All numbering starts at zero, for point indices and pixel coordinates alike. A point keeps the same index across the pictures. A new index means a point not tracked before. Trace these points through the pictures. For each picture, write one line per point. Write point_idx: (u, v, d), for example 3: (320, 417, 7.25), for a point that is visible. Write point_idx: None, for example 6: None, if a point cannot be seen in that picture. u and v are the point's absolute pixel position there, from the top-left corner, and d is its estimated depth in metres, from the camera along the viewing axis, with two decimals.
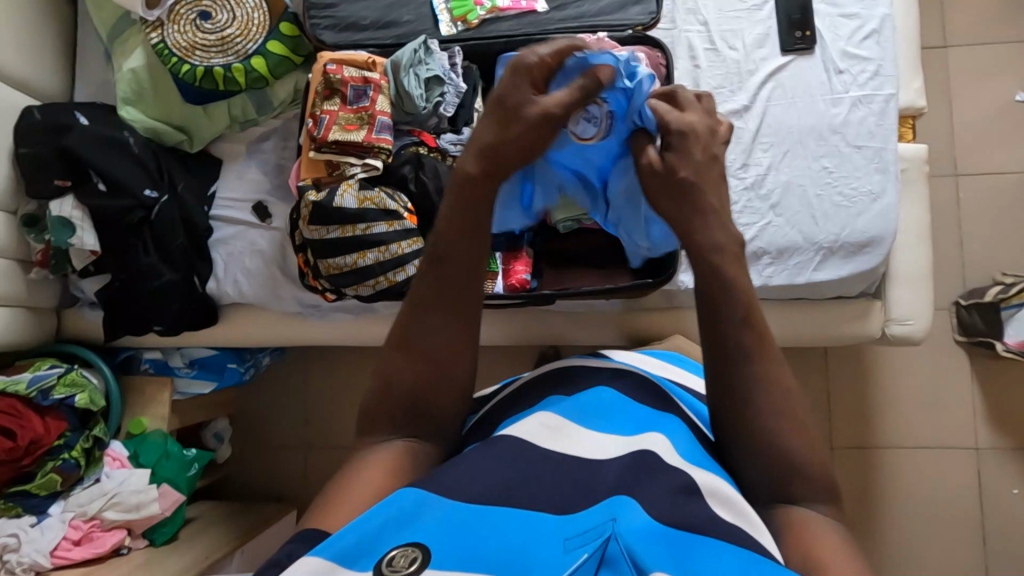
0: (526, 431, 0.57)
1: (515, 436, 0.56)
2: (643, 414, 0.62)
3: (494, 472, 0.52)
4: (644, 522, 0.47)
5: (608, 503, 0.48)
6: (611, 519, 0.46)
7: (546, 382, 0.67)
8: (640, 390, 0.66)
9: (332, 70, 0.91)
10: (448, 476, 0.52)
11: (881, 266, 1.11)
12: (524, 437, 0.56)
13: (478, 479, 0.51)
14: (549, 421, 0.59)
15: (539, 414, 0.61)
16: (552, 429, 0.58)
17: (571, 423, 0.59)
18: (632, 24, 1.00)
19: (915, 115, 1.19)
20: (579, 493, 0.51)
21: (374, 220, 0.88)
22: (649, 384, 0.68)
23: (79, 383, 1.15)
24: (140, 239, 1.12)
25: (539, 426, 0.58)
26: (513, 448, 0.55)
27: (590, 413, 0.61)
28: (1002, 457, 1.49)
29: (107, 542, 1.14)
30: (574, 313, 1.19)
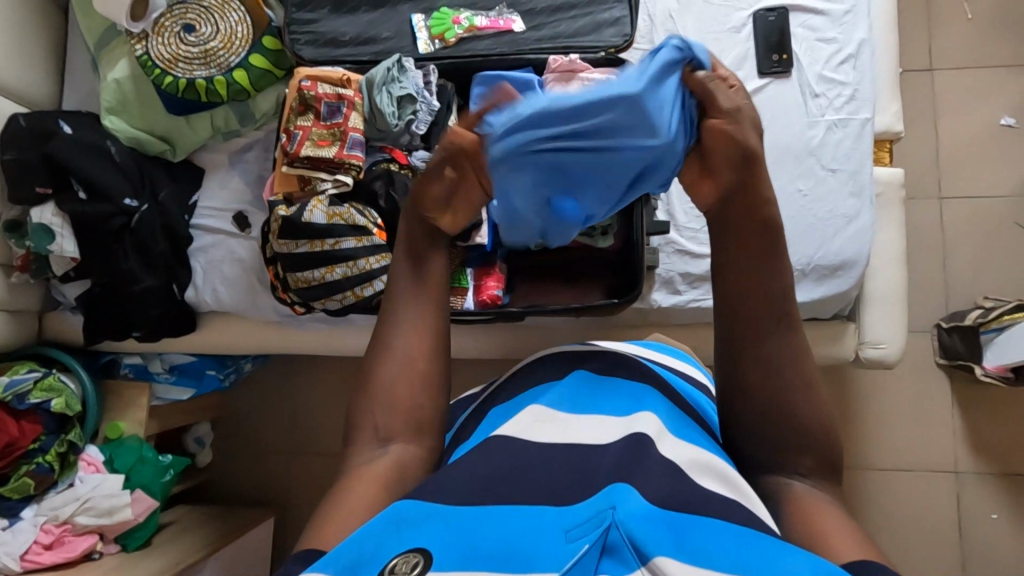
0: (514, 426, 0.62)
1: (503, 433, 0.61)
2: (635, 395, 0.67)
3: (488, 464, 0.56)
4: (642, 506, 0.50)
5: (607, 491, 0.52)
6: (610, 508, 0.49)
7: (527, 379, 0.71)
8: (634, 373, 0.70)
9: (306, 86, 0.92)
10: (444, 476, 0.56)
11: (853, 290, 1.11)
12: (510, 433, 0.60)
13: (476, 468, 0.56)
14: (538, 414, 0.63)
15: (529, 407, 0.65)
16: (541, 423, 0.62)
17: (559, 412, 0.63)
18: (605, 46, 1.01)
19: (892, 139, 1.19)
20: (578, 482, 0.54)
21: (342, 235, 0.89)
22: (639, 367, 0.71)
23: (56, 388, 1.16)
24: (122, 245, 1.13)
25: (531, 422, 0.62)
26: (499, 444, 0.59)
27: (581, 401, 0.65)
28: (982, 482, 1.49)
29: (78, 546, 1.16)
30: (549, 328, 1.19)
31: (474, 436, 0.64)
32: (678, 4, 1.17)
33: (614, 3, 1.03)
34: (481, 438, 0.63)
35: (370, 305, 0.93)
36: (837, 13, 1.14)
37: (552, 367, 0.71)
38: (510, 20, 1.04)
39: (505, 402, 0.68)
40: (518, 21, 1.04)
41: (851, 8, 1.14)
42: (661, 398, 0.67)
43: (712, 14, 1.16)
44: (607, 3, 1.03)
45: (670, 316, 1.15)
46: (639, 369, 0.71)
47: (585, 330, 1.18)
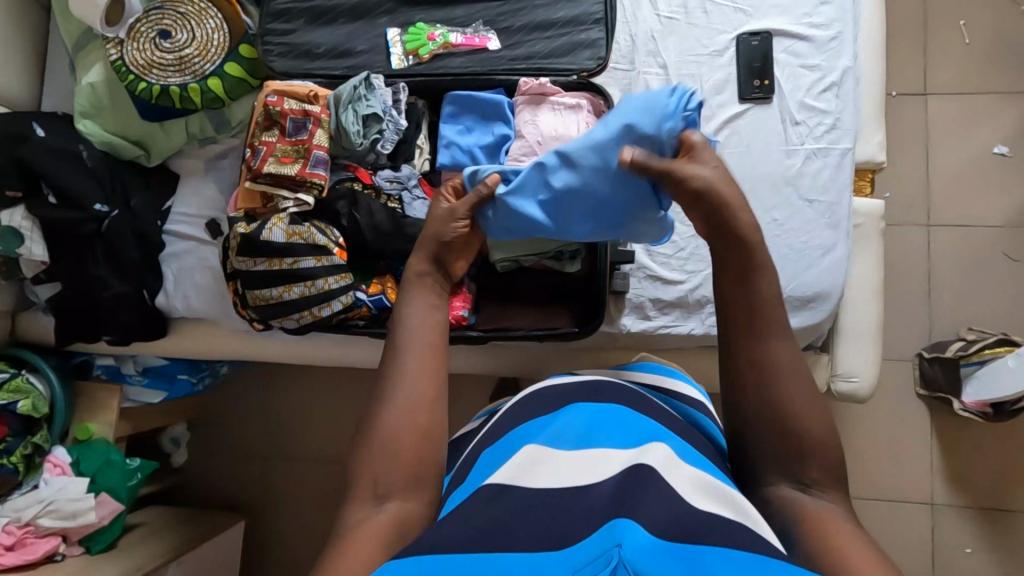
0: (508, 472, 0.62)
1: (495, 481, 0.61)
2: (634, 424, 0.68)
3: (482, 514, 0.57)
4: (647, 539, 0.51)
5: (612, 527, 0.52)
6: (616, 545, 0.49)
7: (507, 423, 0.72)
8: (630, 401, 0.73)
9: (272, 102, 0.92)
10: (432, 533, 0.56)
11: (825, 323, 1.09)
12: (504, 481, 0.61)
13: (467, 525, 0.56)
14: (532, 454, 0.64)
15: (523, 448, 0.65)
16: (533, 461, 0.63)
17: (552, 449, 0.64)
18: (577, 68, 1.00)
19: (874, 170, 1.18)
20: (579, 520, 0.55)
21: (301, 254, 0.88)
22: (630, 394, 0.74)
23: (23, 390, 1.17)
24: (91, 250, 1.13)
25: (520, 463, 0.63)
26: (496, 494, 0.59)
27: (578, 432, 0.67)
28: (957, 514, 1.47)
29: (39, 549, 1.17)
30: (519, 349, 1.18)
31: (466, 485, 0.64)
32: (661, 25, 1.15)
33: (591, 25, 1.02)
34: (473, 486, 0.63)
35: (329, 324, 0.93)
36: (821, 39, 1.12)
37: (543, 405, 0.73)
38: (486, 37, 1.03)
39: (495, 444, 0.69)
40: (494, 40, 1.02)
41: (836, 35, 1.12)
42: (664, 427, 0.69)
43: (694, 37, 1.14)
44: (584, 24, 1.02)
45: (642, 341, 1.13)
46: (632, 398, 0.73)
47: (557, 351, 1.17)
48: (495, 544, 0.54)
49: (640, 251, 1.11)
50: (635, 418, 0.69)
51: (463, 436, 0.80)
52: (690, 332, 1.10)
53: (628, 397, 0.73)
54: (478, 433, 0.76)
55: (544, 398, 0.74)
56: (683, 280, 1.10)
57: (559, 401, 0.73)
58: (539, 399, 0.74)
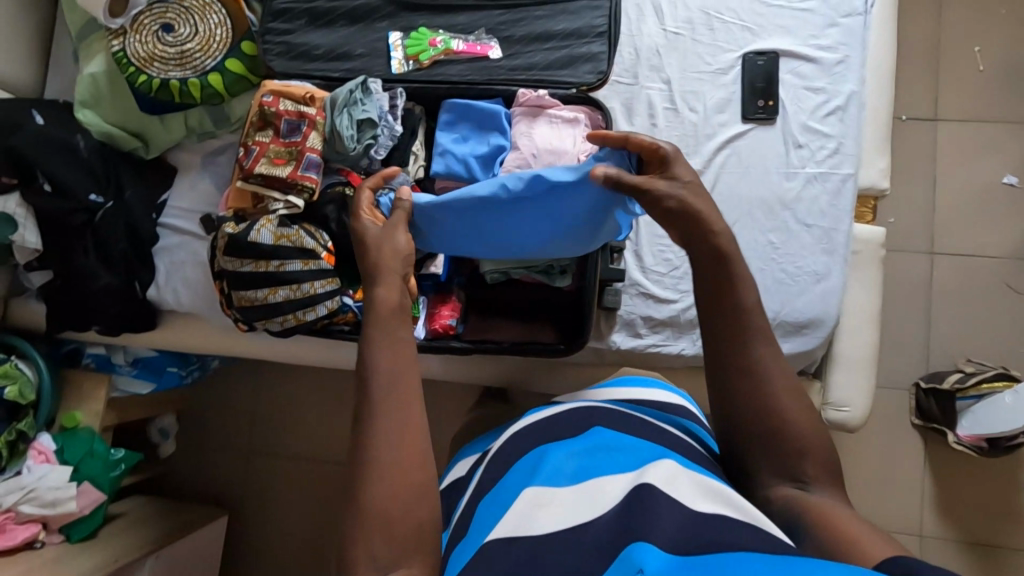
0: (510, 525, 0.61)
1: (497, 536, 0.60)
2: (629, 448, 0.68)
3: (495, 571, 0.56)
4: (665, 557, 0.52)
5: (629, 553, 0.53)
6: (638, 571, 0.50)
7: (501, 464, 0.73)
8: (617, 426, 0.73)
9: (267, 102, 0.91)
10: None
11: (819, 349, 1.08)
12: (508, 533, 0.60)
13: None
14: (533, 499, 0.63)
15: (523, 493, 0.65)
16: (541, 503, 0.63)
17: (553, 488, 0.64)
18: (577, 82, 0.99)
19: (877, 197, 1.16)
20: (593, 553, 0.55)
21: (287, 257, 0.88)
22: (615, 416, 0.75)
23: (11, 375, 1.18)
24: (83, 240, 1.13)
25: (530, 507, 0.62)
26: (501, 547, 0.58)
27: (574, 468, 0.67)
28: (948, 549, 1.44)
29: (18, 535, 1.16)
30: (505, 361, 1.18)
31: (468, 543, 0.63)
32: (666, 39, 1.14)
33: (593, 38, 1.01)
34: (476, 545, 0.62)
35: (313, 328, 0.92)
36: (828, 62, 1.11)
37: (529, 447, 0.73)
38: (487, 46, 1.02)
39: (492, 491, 0.69)
40: (495, 48, 1.02)
41: (842, 59, 1.11)
42: (656, 444, 0.69)
43: (698, 54, 1.13)
44: (587, 36, 1.01)
45: (630, 358, 1.12)
46: (618, 420, 0.74)
47: (544, 363, 1.16)
48: None
49: (633, 267, 1.10)
50: (620, 442, 0.70)
51: (461, 480, 0.80)
52: (680, 351, 1.09)
53: (609, 422, 0.74)
54: (475, 477, 0.76)
55: (528, 435, 0.75)
56: (674, 300, 1.08)
57: (540, 441, 0.73)
58: (522, 440, 0.75)
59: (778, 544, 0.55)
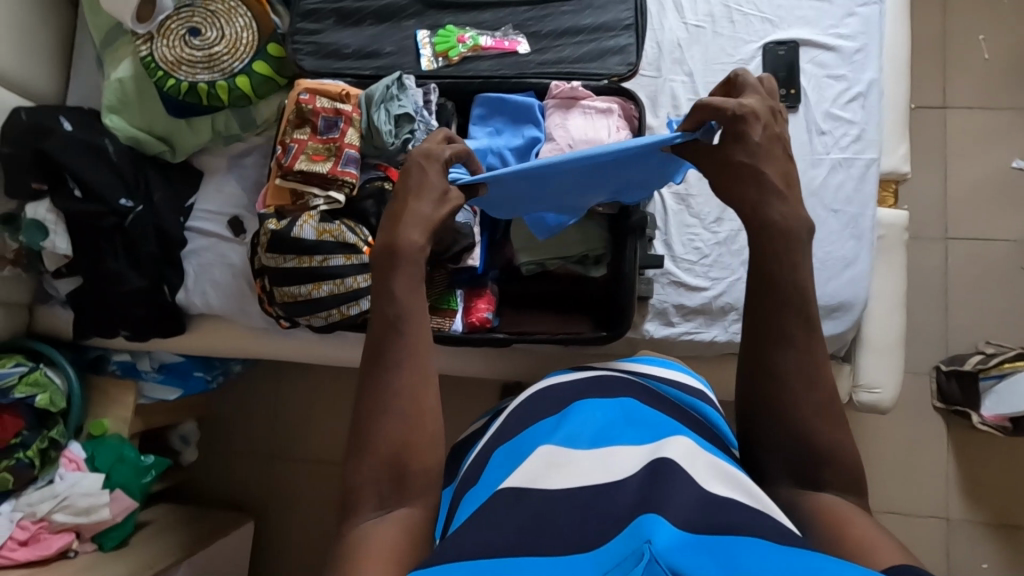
0: (523, 475, 0.61)
1: (509, 486, 0.60)
2: (648, 421, 0.68)
3: (505, 522, 0.55)
4: (676, 533, 0.49)
5: (639, 524, 0.49)
6: (646, 541, 0.47)
7: (521, 417, 0.73)
8: (643, 398, 0.73)
9: (304, 99, 0.92)
10: (457, 540, 0.54)
11: (849, 332, 1.10)
12: (519, 487, 0.60)
13: (497, 530, 0.54)
14: (547, 457, 0.63)
15: (536, 451, 0.64)
16: (555, 463, 0.61)
17: (569, 449, 0.63)
18: (609, 74, 1.01)
19: (898, 181, 1.18)
20: (601, 520, 0.53)
21: (330, 252, 0.88)
22: (641, 391, 0.75)
23: (41, 383, 1.17)
24: (112, 245, 1.12)
25: (543, 464, 0.62)
26: (513, 498, 0.58)
27: (590, 432, 0.65)
28: (975, 531, 1.46)
29: (53, 544, 1.16)
30: (536, 354, 1.18)
31: (480, 489, 0.64)
32: (687, 32, 1.16)
33: (620, 31, 1.02)
34: (490, 490, 0.62)
35: (355, 322, 0.93)
36: (848, 50, 1.13)
37: (549, 409, 0.72)
38: (516, 41, 1.03)
39: (507, 442, 0.69)
40: (524, 43, 1.03)
41: (862, 47, 1.13)
42: (674, 420, 0.69)
43: (719, 46, 1.15)
44: (614, 30, 1.03)
45: (661, 347, 1.13)
46: (640, 391, 0.74)
47: (575, 355, 1.16)
48: (524, 547, 0.52)
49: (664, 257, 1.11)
50: (640, 414, 0.69)
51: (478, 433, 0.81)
52: (713, 339, 1.10)
53: (632, 394, 0.73)
54: (490, 430, 0.77)
55: (541, 400, 0.75)
56: (705, 287, 1.10)
57: (562, 403, 0.73)
58: (542, 403, 0.74)
59: (790, 534, 0.52)
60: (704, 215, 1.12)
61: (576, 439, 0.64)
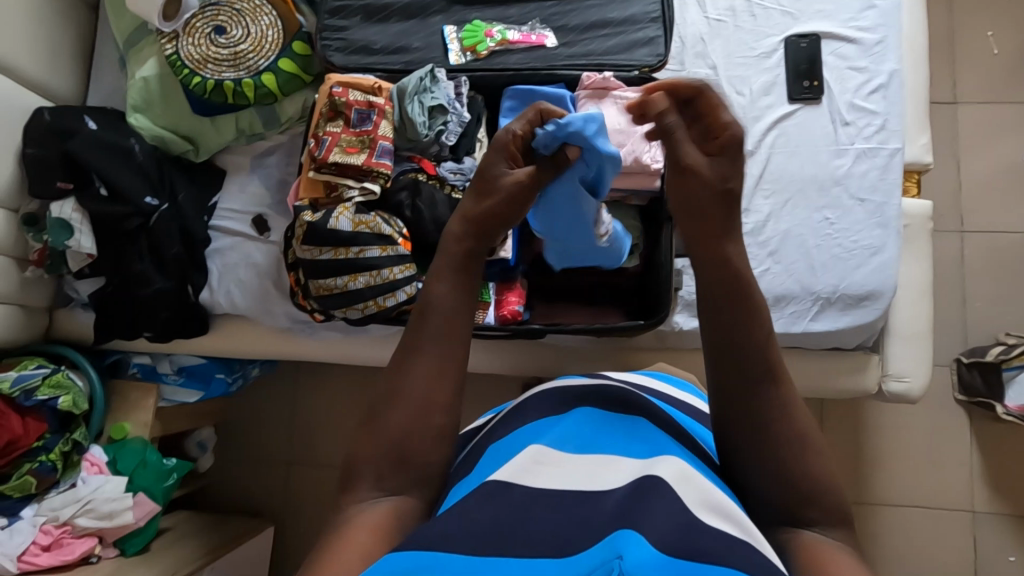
0: (510, 469, 0.56)
1: (498, 477, 0.56)
2: (649, 439, 0.62)
3: (483, 520, 0.51)
4: (654, 554, 0.46)
5: (613, 539, 0.47)
6: (616, 557, 0.45)
7: (527, 409, 0.67)
8: (652, 416, 0.67)
9: (338, 92, 0.92)
10: (439, 523, 0.51)
11: (880, 321, 1.09)
12: (506, 478, 0.55)
13: (471, 522, 0.51)
14: (537, 455, 0.58)
15: (526, 448, 0.59)
16: (540, 463, 0.57)
17: (557, 452, 0.58)
18: (638, 64, 1.01)
19: (920, 171, 1.19)
20: (579, 528, 0.50)
21: (367, 243, 0.88)
22: (651, 408, 0.68)
23: (64, 385, 1.15)
24: (137, 245, 1.11)
25: (530, 462, 0.57)
26: (496, 492, 0.54)
27: (582, 442, 0.61)
28: (1000, 523, 1.45)
29: (76, 549, 1.14)
30: (562, 349, 1.17)
31: (468, 479, 0.59)
32: (709, 27, 1.17)
33: (647, 24, 1.03)
34: (475, 481, 0.57)
35: (390, 315, 0.92)
36: (868, 42, 1.14)
37: (548, 406, 0.66)
38: (543, 35, 1.04)
39: (503, 436, 0.63)
40: (551, 36, 1.04)
41: (881, 39, 1.14)
42: (676, 444, 0.63)
43: (740, 40, 1.16)
44: (640, 23, 1.03)
45: (692, 339, 1.12)
46: (650, 409, 0.68)
47: (604, 350, 1.16)
48: (495, 546, 0.49)
49: None
50: (637, 429, 0.63)
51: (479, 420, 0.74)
52: None
53: (638, 407, 0.67)
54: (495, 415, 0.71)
55: (544, 398, 0.68)
56: None
57: (567, 405, 0.67)
58: (548, 398, 0.68)
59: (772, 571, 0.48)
60: None
61: (566, 446, 0.60)
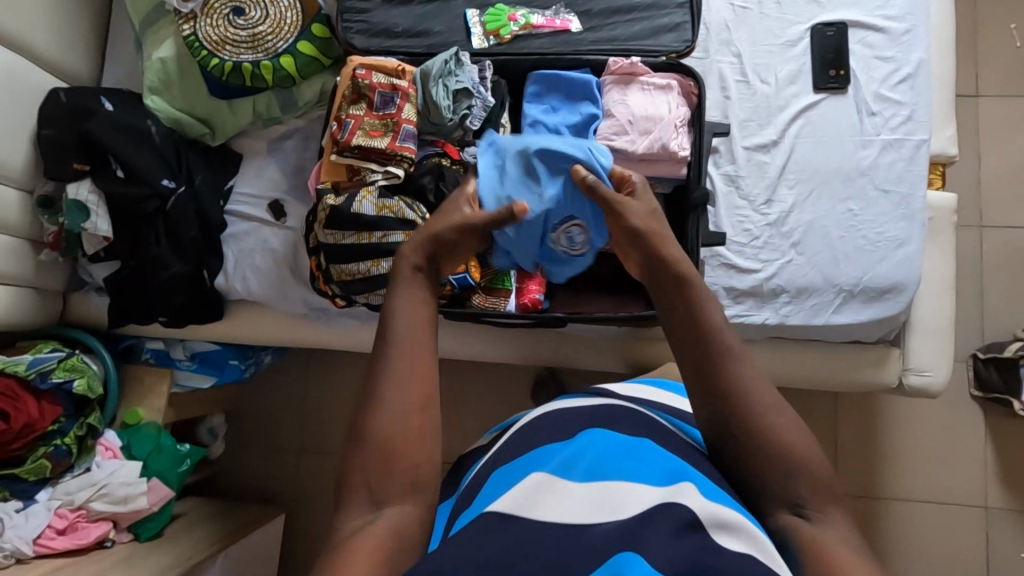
0: (512, 500, 0.56)
1: (501, 506, 0.55)
2: (639, 452, 0.61)
3: (488, 550, 0.51)
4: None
5: (616, 560, 0.49)
6: None
7: (535, 427, 0.67)
8: (639, 425, 0.65)
9: (361, 74, 0.91)
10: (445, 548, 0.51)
11: (903, 314, 1.08)
12: (509, 509, 0.55)
13: (475, 552, 0.50)
14: (541, 483, 0.58)
15: (530, 475, 0.59)
16: (543, 492, 0.56)
17: (561, 480, 0.57)
18: (666, 50, 1.00)
19: (946, 163, 1.17)
20: (580, 558, 0.50)
21: (390, 228, 0.87)
22: (638, 416, 0.67)
23: (79, 368, 1.14)
24: (154, 228, 1.11)
25: (534, 492, 0.57)
26: (499, 522, 0.53)
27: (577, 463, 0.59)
28: (1013, 519, 1.45)
29: (91, 533, 1.14)
30: (580, 340, 1.16)
31: (473, 507, 0.58)
32: (734, 14, 1.16)
33: (674, 9, 1.01)
34: (477, 511, 0.57)
35: None
36: (895, 31, 1.12)
37: (552, 429, 0.66)
38: (567, 19, 1.02)
39: (509, 461, 0.63)
40: (576, 21, 1.02)
41: (909, 28, 1.12)
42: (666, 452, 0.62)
43: (767, 28, 1.15)
44: (667, 8, 1.02)
45: None
46: (637, 417, 0.67)
47: (622, 340, 1.15)
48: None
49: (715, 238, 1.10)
50: (624, 441, 0.62)
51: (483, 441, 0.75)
52: (764, 321, 1.09)
53: (626, 419, 0.66)
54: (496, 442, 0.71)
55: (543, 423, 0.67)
56: (757, 269, 1.09)
57: (556, 426, 0.66)
58: (546, 422, 0.68)
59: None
60: (754, 197, 1.11)
61: (565, 469, 0.59)
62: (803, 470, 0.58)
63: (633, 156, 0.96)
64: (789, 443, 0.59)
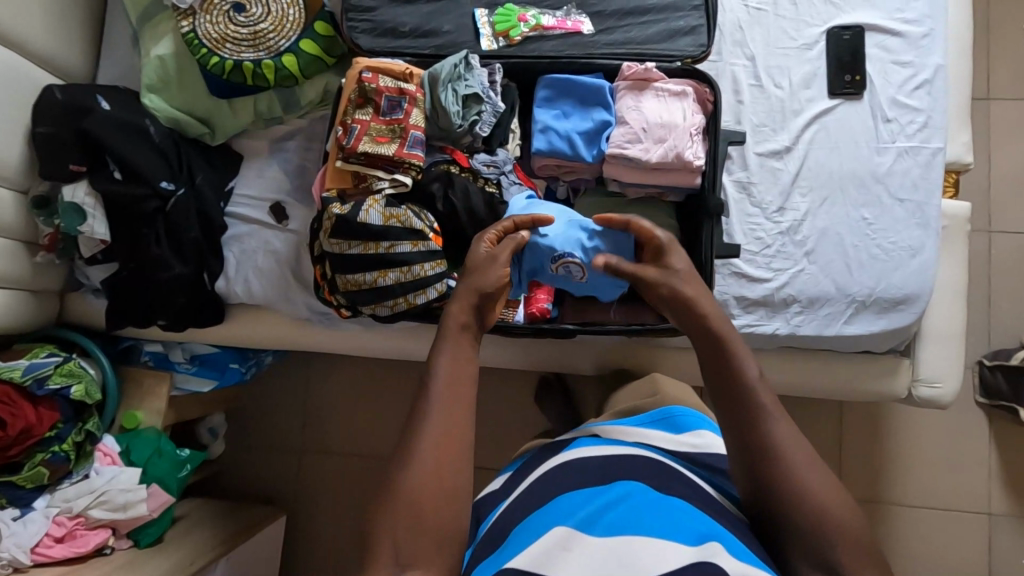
0: (532, 557, 0.57)
1: (520, 562, 0.57)
2: (666, 509, 0.62)
3: None
4: None
5: None
6: None
7: (561, 475, 0.70)
8: (666, 482, 0.67)
9: (367, 78, 0.88)
10: None
11: (914, 325, 1.07)
12: (529, 566, 0.56)
13: None
14: (563, 539, 0.59)
15: (552, 531, 0.60)
16: (563, 550, 0.58)
17: (583, 535, 0.59)
18: (681, 55, 0.98)
19: (960, 171, 1.16)
20: None
21: (398, 239, 0.85)
22: (664, 471, 0.69)
23: (75, 374, 1.12)
24: (154, 230, 1.07)
25: (554, 549, 0.58)
26: None
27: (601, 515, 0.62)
28: (1015, 525, 1.45)
29: (90, 541, 1.13)
30: (589, 348, 1.14)
31: (494, 560, 0.60)
32: (748, 15, 1.13)
33: (690, 11, 0.99)
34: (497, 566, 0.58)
35: (422, 313, 0.90)
36: (913, 35, 1.10)
37: (579, 477, 0.68)
38: (579, 21, 0.99)
39: (531, 515, 0.65)
40: (588, 22, 0.99)
41: (928, 32, 1.09)
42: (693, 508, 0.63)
43: (782, 30, 1.12)
44: (682, 10, 0.99)
45: None
46: (663, 472, 0.69)
47: (631, 349, 1.13)
48: None
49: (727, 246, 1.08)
50: (654, 498, 0.64)
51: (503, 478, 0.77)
52: (775, 331, 1.07)
53: (652, 477, 0.68)
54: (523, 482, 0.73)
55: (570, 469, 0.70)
56: (768, 279, 1.07)
57: (584, 477, 0.68)
58: (573, 469, 0.70)
59: None
60: (766, 205, 1.09)
61: (587, 524, 0.61)
62: (830, 525, 0.59)
63: (647, 164, 0.94)
64: (808, 492, 0.61)
